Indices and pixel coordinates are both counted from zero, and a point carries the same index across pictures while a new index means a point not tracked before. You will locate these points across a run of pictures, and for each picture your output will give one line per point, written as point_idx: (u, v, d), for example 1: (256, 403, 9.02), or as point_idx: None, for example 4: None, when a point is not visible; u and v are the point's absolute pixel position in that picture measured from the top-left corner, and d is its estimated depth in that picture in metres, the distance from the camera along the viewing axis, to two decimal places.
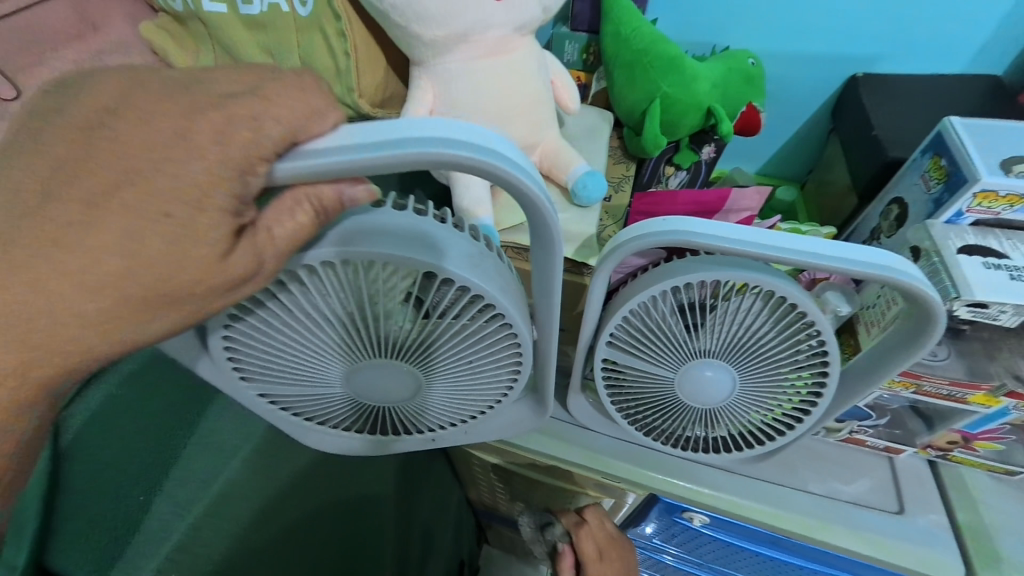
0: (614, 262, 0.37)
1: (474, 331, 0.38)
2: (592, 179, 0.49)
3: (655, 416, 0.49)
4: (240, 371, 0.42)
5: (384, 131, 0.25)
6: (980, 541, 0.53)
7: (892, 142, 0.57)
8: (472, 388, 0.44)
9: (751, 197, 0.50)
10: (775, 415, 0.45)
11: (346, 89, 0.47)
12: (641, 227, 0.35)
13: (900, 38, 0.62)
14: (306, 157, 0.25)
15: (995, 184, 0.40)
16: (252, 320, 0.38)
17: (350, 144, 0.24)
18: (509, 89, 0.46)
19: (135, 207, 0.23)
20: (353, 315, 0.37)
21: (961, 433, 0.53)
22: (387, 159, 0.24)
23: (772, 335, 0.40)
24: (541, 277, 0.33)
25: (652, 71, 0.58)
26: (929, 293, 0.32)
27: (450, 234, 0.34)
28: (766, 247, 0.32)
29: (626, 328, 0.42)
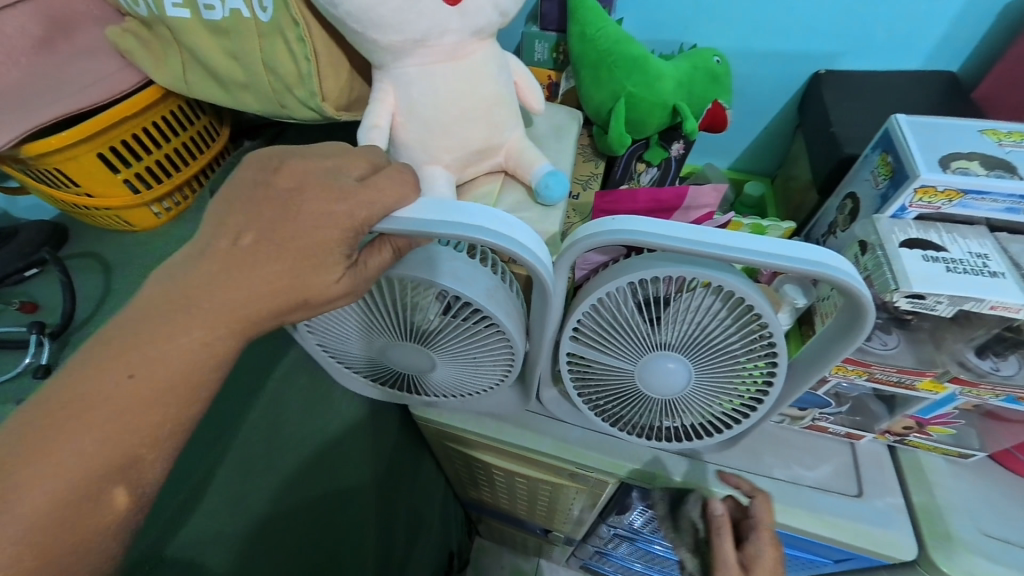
0: (570, 259, 0.38)
1: (485, 342, 0.48)
2: (554, 179, 0.50)
3: (620, 406, 0.50)
4: (310, 329, 0.51)
5: (447, 212, 0.35)
6: (933, 521, 0.55)
7: (848, 139, 0.59)
8: (471, 378, 0.54)
9: (708, 194, 0.53)
10: (733, 407, 0.46)
11: (309, 94, 0.49)
12: (596, 224, 0.36)
13: (859, 36, 0.64)
14: (389, 224, 0.35)
15: (934, 180, 0.41)
16: (329, 316, 0.49)
17: (419, 219, 0.35)
18: (471, 91, 0.47)
19: (261, 254, 0.34)
20: (399, 317, 0.47)
21: (915, 418, 0.55)
22: (443, 234, 0.34)
23: (724, 329, 0.40)
24: (540, 311, 0.42)
25: (616, 70, 0.59)
26: (862, 290, 0.33)
27: (476, 271, 0.45)
28: (712, 245, 0.33)
29: (587, 322, 0.44)
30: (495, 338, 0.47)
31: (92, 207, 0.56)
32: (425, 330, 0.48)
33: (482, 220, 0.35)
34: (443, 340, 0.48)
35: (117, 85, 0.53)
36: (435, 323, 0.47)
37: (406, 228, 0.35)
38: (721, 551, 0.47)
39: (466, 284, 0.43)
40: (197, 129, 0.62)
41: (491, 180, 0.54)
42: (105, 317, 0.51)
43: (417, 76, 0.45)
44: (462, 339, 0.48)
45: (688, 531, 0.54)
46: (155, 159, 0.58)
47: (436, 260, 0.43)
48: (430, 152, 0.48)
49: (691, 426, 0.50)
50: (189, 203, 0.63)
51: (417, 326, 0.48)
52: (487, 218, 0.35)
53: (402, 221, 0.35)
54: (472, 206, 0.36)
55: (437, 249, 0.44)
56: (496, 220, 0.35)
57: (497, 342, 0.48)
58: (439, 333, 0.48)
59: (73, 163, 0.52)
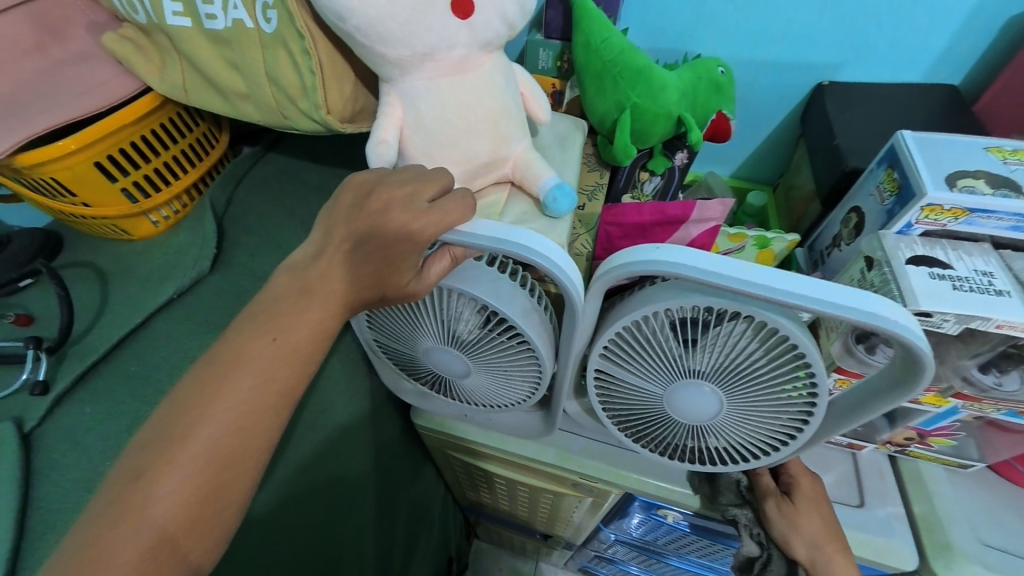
0: (605, 283, 0.38)
1: (515, 361, 0.49)
2: (561, 191, 0.50)
3: (645, 428, 0.50)
4: (373, 326, 0.52)
5: (500, 233, 0.37)
6: (934, 532, 0.56)
7: (852, 151, 0.60)
8: (497, 392, 0.54)
9: (714, 208, 0.52)
10: (766, 438, 0.46)
11: (313, 105, 0.47)
12: (633, 253, 0.36)
13: (862, 48, 0.64)
14: (452, 237, 0.38)
15: (940, 199, 0.42)
16: (387, 315, 0.49)
17: (478, 233, 0.37)
18: (477, 104, 0.46)
19: (325, 270, 0.39)
20: (436, 325, 0.48)
21: (916, 430, 0.55)
22: (495, 250, 0.37)
23: (764, 363, 0.40)
24: (572, 330, 0.43)
25: (621, 81, 0.59)
26: (916, 341, 0.32)
27: (513, 291, 0.45)
28: (763, 287, 0.33)
29: (617, 340, 0.44)
30: (525, 358, 0.48)
31: (88, 216, 0.55)
32: (458, 342, 0.48)
33: (536, 246, 0.37)
34: (474, 353, 0.49)
35: (114, 92, 0.51)
36: (470, 334, 0.47)
37: (464, 242, 0.37)
38: (763, 482, 0.52)
39: (502, 299, 0.43)
40: (196, 137, 0.61)
41: (496, 191, 0.54)
42: (102, 329, 0.50)
43: (424, 89, 0.44)
44: (497, 355, 0.48)
45: (730, 489, 0.54)
46: (152, 167, 0.57)
47: (480, 277, 0.44)
48: (435, 165, 0.48)
49: (719, 452, 0.49)
50: (189, 211, 0.63)
51: (452, 337, 0.48)
52: (541, 244, 0.37)
53: (463, 236, 0.37)
54: (528, 230, 0.38)
55: (481, 268, 0.45)
56: (549, 249, 0.37)
57: (526, 362, 0.48)
58: (473, 347, 0.48)
59: (69, 172, 0.51)
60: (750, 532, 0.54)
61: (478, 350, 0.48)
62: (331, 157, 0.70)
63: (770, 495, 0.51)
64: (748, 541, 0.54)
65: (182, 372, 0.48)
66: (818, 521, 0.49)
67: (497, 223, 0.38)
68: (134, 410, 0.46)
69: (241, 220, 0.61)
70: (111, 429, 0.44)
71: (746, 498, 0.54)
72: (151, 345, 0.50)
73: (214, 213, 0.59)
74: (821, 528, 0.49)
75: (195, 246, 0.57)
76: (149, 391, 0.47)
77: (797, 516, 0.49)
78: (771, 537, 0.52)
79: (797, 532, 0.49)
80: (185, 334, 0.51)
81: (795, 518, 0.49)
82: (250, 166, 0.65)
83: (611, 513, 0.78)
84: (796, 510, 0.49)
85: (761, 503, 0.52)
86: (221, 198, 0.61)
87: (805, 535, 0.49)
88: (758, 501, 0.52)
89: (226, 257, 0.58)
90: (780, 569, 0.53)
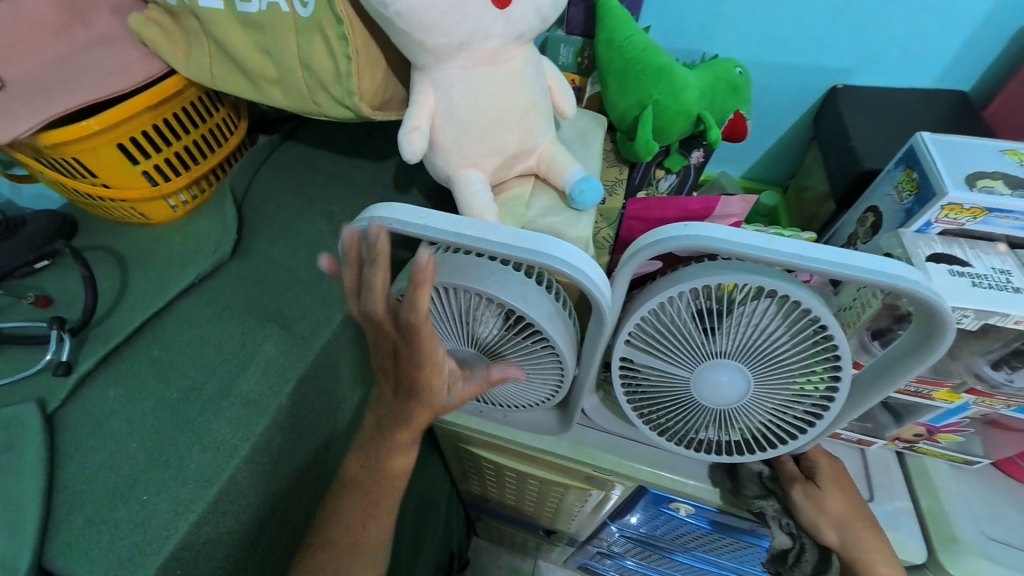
0: (631, 269, 0.39)
1: (536, 363, 0.49)
2: (587, 184, 0.50)
3: (670, 416, 0.50)
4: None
5: (525, 240, 0.38)
6: (941, 525, 0.56)
7: (867, 153, 0.61)
8: (516, 391, 0.54)
9: (736, 205, 0.53)
10: (787, 419, 0.46)
11: (345, 92, 0.47)
12: (651, 236, 0.37)
13: (875, 53, 0.65)
14: (464, 241, 0.38)
15: (960, 198, 0.43)
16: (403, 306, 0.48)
17: (506, 241, 0.38)
18: (508, 96, 0.47)
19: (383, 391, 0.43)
20: (456, 326, 0.48)
21: (925, 426, 0.56)
22: (524, 260, 0.38)
23: (787, 339, 0.41)
24: (595, 330, 0.43)
25: (643, 78, 0.60)
26: (937, 300, 0.33)
27: (537, 298, 0.44)
28: (785, 254, 0.34)
29: (642, 326, 0.44)
30: (547, 360, 0.48)
31: (108, 198, 0.54)
32: (479, 344, 0.48)
33: (566, 254, 0.38)
34: (495, 355, 0.49)
35: (140, 73, 0.51)
36: (488, 336, 0.47)
37: (491, 250, 0.38)
38: (788, 469, 0.53)
39: (524, 304, 0.43)
40: (215, 122, 0.60)
41: (521, 183, 0.54)
42: (122, 313, 0.50)
43: (457, 79, 0.45)
44: (517, 355, 0.48)
45: (752, 480, 0.55)
46: (173, 151, 0.56)
47: (509, 281, 0.43)
48: (466, 156, 0.48)
49: (740, 437, 0.50)
50: (207, 196, 0.62)
51: (472, 339, 0.48)
52: (570, 254, 0.38)
53: (488, 243, 0.38)
54: (553, 239, 0.38)
55: (509, 272, 0.44)
56: (577, 258, 0.38)
57: (548, 365, 0.49)
58: (494, 348, 0.48)
59: (91, 153, 0.50)
60: (779, 522, 0.54)
61: (498, 351, 0.49)
62: (349, 146, 0.69)
63: (796, 481, 0.52)
64: (779, 533, 0.54)
65: (203, 356, 0.48)
66: (843, 501, 0.51)
67: (518, 231, 0.38)
68: (157, 394, 0.45)
69: (259, 207, 0.60)
70: (134, 413, 0.44)
71: (770, 489, 0.54)
72: (172, 331, 0.49)
73: (234, 199, 0.59)
74: (850, 514, 0.51)
75: (217, 232, 0.57)
76: (171, 374, 0.46)
77: (823, 498, 0.51)
78: (801, 526, 0.53)
79: (824, 515, 0.50)
80: (206, 320, 0.50)
81: (822, 501, 0.51)
82: (269, 155, 0.65)
83: (618, 508, 0.78)
84: (825, 498, 0.51)
85: (789, 490, 0.52)
86: (240, 186, 0.61)
87: (832, 518, 0.50)
88: (785, 488, 0.53)
89: (245, 244, 0.57)
90: (812, 560, 0.53)
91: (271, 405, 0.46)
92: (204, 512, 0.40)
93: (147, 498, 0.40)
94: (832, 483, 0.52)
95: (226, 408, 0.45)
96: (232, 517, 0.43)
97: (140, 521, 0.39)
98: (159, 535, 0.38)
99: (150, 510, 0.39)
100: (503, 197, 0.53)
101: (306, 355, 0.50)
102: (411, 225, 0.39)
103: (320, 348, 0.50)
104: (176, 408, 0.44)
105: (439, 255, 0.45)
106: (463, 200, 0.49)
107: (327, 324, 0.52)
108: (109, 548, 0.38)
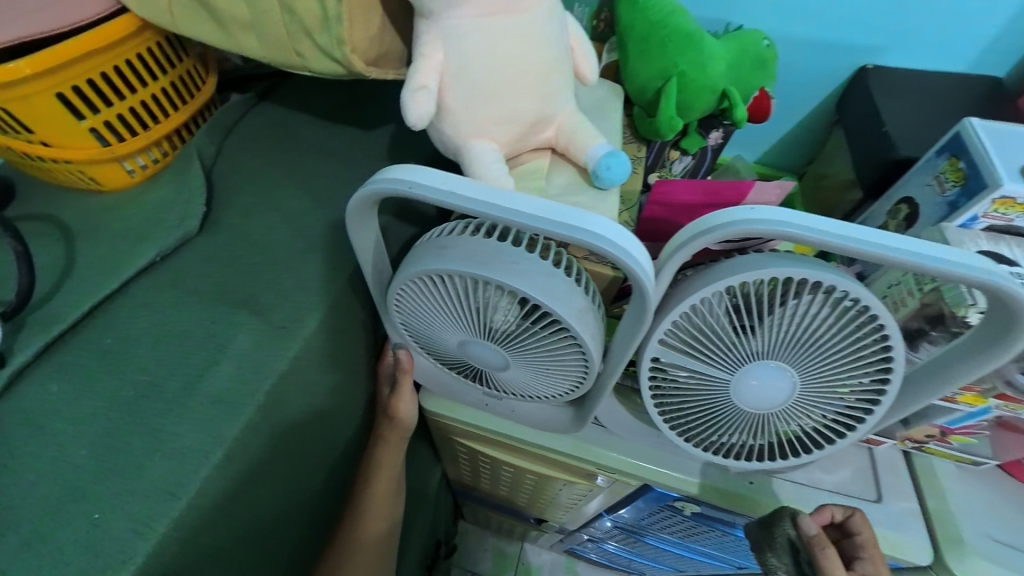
0: (686, 255, 0.36)
1: (556, 360, 0.44)
2: (614, 159, 0.45)
3: (704, 422, 0.47)
4: (397, 308, 0.46)
5: (567, 217, 0.33)
6: (947, 528, 0.56)
7: (901, 138, 0.57)
8: (531, 386, 0.49)
9: (769, 193, 0.46)
10: (831, 421, 0.45)
11: (334, 41, 0.40)
12: (698, 224, 0.36)
13: (912, 32, 0.61)
14: (495, 212, 0.34)
15: (1016, 190, 0.40)
16: (415, 293, 0.43)
17: (540, 213, 0.33)
18: (529, 53, 0.41)
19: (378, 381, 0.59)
20: (471, 316, 0.42)
21: (940, 427, 0.55)
22: (562, 236, 0.33)
23: (840, 342, 0.40)
24: (632, 321, 0.39)
25: (668, 46, 0.54)
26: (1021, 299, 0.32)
27: (569, 288, 0.39)
28: (863, 242, 0.32)
29: (685, 323, 0.42)
30: (571, 359, 0.43)
31: (48, 158, 0.46)
32: (495, 335, 0.43)
33: (612, 235, 0.33)
34: (512, 348, 0.43)
35: (83, 8, 0.42)
36: (500, 327, 0.42)
37: (526, 226, 0.33)
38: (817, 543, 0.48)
39: (552, 295, 0.38)
40: (179, 74, 0.52)
41: (536, 157, 0.49)
42: (70, 294, 0.43)
43: (471, 30, 0.38)
44: (536, 350, 0.43)
45: None
46: (129, 106, 0.48)
47: (535, 273, 0.38)
48: (479, 123, 0.42)
49: (773, 442, 0.48)
50: (170, 160, 0.55)
51: (488, 330, 0.43)
52: (614, 232, 0.33)
53: (523, 218, 0.33)
54: (598, 215, 0.34)
55: (535, 262, 0.38)
56: (619, 235, 0.33)
57: (572, 362, 0.43)
58: (510, 341, 0.43)
59: (25, 102, 0.42)
60: None
61: (515, 345, 0.43)
62: (333, 110, 0.61)
63: None
64: None
65: (160, 347, 0.41)
66: None
67: (561, 205, 0.34)
68: (110, 388, 0.39)
69: (231, 175, 0.53)
70: (81, 414, 0.38)
71: None
72: (126, 317, 0.43)
73: (202, 166, 0.52)
74: None
75: (181, 201, 0.50)
76: (120, 368, 0.40)
77: None
78: None
79: None
80: (168, 302, 0.44)
81: None
82: (242, 116, 0.57)
83: (614, 502, 0.76)
84: None
85: None
86: (209, 150, 0.53)
87: None
88: None
89: (216, 216, 0.50)
90: None
91: (246, 404, 0.41)
92: (168, 530, 0.35)
93: (100, 515, 0.34)
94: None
95: (194, 408, 0.39)
96: (202, 527, 0.38)
97: (94, 540, 0.34)
98: (115, 558, 0.33)
99: (103, 529, 0.34)
100: (520, 168, 0.48)
101: (286, 347, 0.44)
102: (432, 193, 0.35)
103: (304, 341, 0.45)
104: (133, 408, 0.38)
105: (452, 237, 0.40)
106: (474, 172, 0.43)
107: (313, 310, 0.47)
108: (55, 570, 0.32)
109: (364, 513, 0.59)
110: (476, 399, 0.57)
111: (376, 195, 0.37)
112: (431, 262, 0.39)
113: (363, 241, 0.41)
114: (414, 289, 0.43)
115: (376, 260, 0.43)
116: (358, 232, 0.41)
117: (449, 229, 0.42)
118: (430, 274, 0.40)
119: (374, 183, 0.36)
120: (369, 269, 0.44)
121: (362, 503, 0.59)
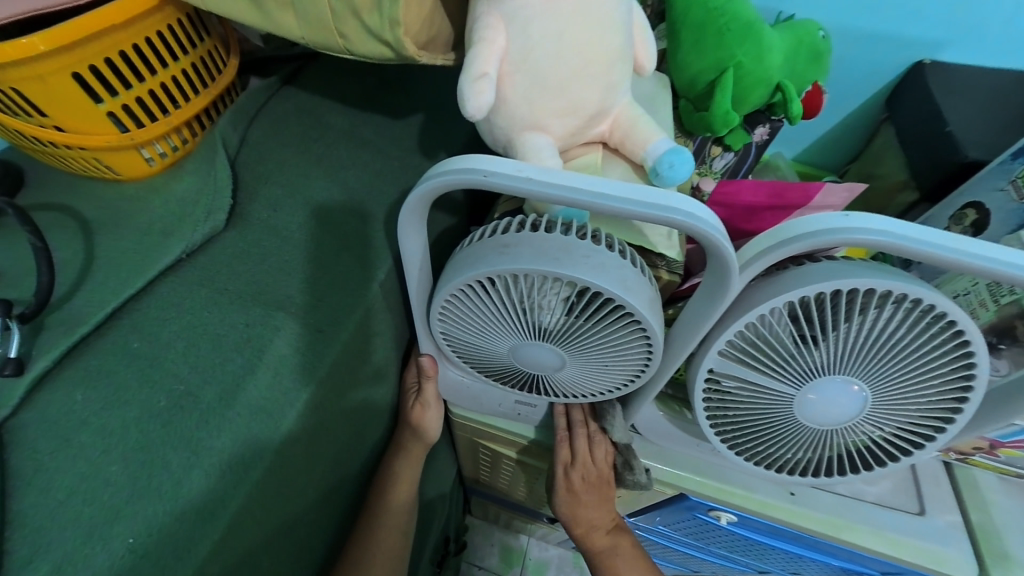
0: (770, 261, 0.33)
1: (617, 355, 0.42)
2: (676, 156, 0.42)
3: (762, 435, 0.45)
4: (443, 313, 0.42)
5: (656, 197, 0.31)
6: (990, 541, 0.55)
7: (964, 140, 0.54)
8: (580, 385, 0.47)
9: (838, 195, 0.43)
10: (896, 437, 0.43)
11: (384, 22, 0.36)
12: (779, 231, 0.33)
13: (978, 25, 0.57)
14: (577, 197, 0.31)
15: None
16: (467, 295, 0.39)
17: (627, 195, 0.31)
18: (596, 39, 0.37)
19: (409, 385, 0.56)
20: (531, 317, 0.39)
21: (990, 441, 0.53)
22: (653, 218, 0.31)
23: (922, 362, 0.38)
24: (705, 310, 0.37)
25: (726, 35, 0.51)
26: None
27: (641, 283, 0.36)
28: (973, 253, 0.30)
29: (756, 335, 0.40)
30: (634, 354, 0.41)
31: (62, 144, 0.43)
32: (554, 335, 0.40)
33: (709, 218, 0.31)
34: (571, 347, 0.41)
35: None
36: (562, 326, 0.40)
37: (614, 210, 0.31)
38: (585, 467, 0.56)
39: (627, 288, 0.36)
40: (201, 54, 0.48)
41: (588, 151, 0.46)
42: (93, 294, 0.40)
43: (537, 12, 0.35)
44: (596, 348, 0.41)
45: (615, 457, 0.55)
46: (148, 88, 0.44)
47: (608, 266, 0.35)
48: (537, 113, 0.39)
49: (829, 457, 0.46)
50: (191, 148, 0.51)
51: (548, 329, 0.40)
52: (705, 214, 0.31)
53: (611, 201, 0.31)
54: (684, 195, 0.31)
55: (606, 254, 0.36)
56: (709, 217, 0.31)
57: (633, 357, 0.41)
58: (570, 339, 0.40)
59: (37, 82, 0.38)
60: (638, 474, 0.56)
61: (574, 343, 0.41)
62: (362, 96, 0.57)
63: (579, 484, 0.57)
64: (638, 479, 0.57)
65: (190, 352, 0.38)
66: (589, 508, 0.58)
67: (649, 187, 0.31)
68: (140, 398, 0.36)
69: (257, 165, 0.49)
70: (111, 425, 0.35)
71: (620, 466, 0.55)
72: (153, 319, 0.40)
73: (227, 155, 0.48)
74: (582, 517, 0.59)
75: (206, 193, 0.47)
76: (150, 376, 0.37)
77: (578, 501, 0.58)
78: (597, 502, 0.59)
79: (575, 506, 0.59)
80: (197, 304, 0.41)
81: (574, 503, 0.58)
82: (266, 101, 0.54)
83: (641, 509, 0.73)
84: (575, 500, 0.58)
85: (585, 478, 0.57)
86: (233, 138, 0.49)
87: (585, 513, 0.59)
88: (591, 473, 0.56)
89: (243, 210, 0.47)
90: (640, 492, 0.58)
91: (286, 414, 0.39)
92: None
93: (136, 539, 0.32)
94: (593, 496, 0.58)
95: (231, 421, 0.37)
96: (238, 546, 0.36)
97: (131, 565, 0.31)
98: None
99: (141, 552, 0.32)
100: (571, 162, 0.45)
101: (325, 352, 0.41)
102: (513, 181, 0.32)
103: (342, 346, 0.43)
104: (166, 420, 0.36)
105: (514, 234, 0.37)
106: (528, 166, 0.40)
107: (350, 314, 0.44)
108: None
109: (390, 521, 0.57)
110: (509, 404, 0.55)
111: (439, 185, 0.34)
112: (494, 262, 0.36)
113: (414, 238, 0.38)
114: (467, 292, 0.39)
115: (423, 264, 0.40)
116: (410, 229, 0.37)
117: (507, 224, 0.38)
118: (491, 276, 0.37)
119: (444, 172, 0.33)
120: (414, 276, 0.41)
121: (387, 507, 0.57)
